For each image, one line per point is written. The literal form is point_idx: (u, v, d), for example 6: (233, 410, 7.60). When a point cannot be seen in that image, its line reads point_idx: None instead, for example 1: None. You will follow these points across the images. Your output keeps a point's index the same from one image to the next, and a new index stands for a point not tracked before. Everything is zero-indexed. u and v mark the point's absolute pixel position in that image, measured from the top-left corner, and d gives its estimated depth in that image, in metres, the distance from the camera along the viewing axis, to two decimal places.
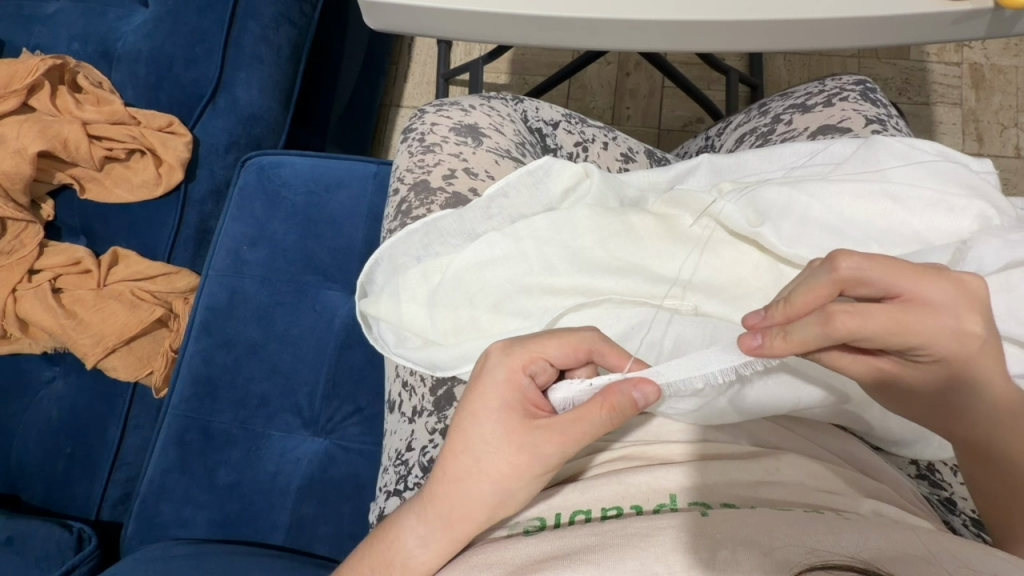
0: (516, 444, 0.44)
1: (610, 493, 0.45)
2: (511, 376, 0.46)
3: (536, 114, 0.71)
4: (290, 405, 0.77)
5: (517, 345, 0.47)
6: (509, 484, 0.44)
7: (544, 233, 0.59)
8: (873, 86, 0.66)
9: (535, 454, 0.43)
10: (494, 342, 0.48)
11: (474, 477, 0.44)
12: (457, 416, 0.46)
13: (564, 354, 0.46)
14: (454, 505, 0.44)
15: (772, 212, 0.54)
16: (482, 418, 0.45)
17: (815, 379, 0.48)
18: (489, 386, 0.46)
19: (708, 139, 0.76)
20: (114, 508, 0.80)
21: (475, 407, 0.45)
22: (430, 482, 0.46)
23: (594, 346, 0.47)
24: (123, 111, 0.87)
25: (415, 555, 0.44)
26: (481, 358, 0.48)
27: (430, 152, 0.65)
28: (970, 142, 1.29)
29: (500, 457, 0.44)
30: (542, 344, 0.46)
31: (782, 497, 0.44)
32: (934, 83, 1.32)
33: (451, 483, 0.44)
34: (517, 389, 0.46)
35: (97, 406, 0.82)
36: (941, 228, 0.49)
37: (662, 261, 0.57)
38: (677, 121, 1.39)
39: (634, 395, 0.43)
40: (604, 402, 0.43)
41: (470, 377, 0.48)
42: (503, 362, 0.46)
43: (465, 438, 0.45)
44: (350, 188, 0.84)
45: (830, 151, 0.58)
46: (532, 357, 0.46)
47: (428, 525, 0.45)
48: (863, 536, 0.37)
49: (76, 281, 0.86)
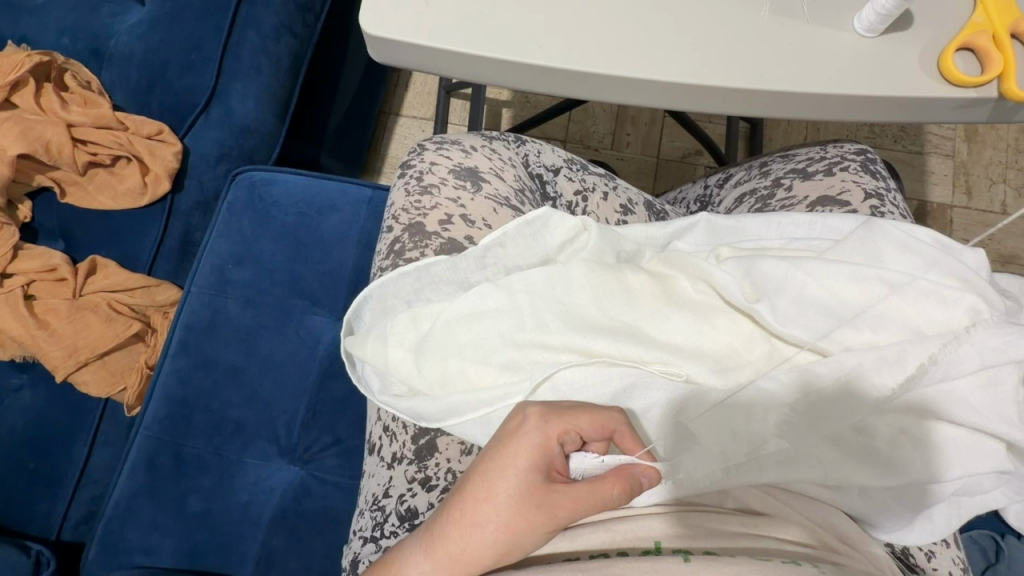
0: (536, 502, 0.43)
1: (597, 540, 0.46)
2: (544, 443, 0.45)
3: (537, 159, 0.70)
4: (267, 433, 0.76)
5: (553, 413, 0.46)
6: (521, 536, 0.43)
7: (539, 287, 0.58)
8: (874, 157, 0.66)
9: (550, 516, 0.43)
10: (531, 402, 0.47)
11: (490, 525, 0.43)
12: (482, 461, 0.45)
13: (594, 430, 0.47)
14: (465, 548, 0.43)
15: (768, 287, 0.54)
16: (510, 473, 0.44)
17: (786, 466, 0.48)
18: (521, 445, 0.45)
19: (706, 188, 0.76)
20: (77, 528, 0.77)
21: (504, 461, 0.44)
22: (444, 520, 0.44)
23: (619, 428, 0.48)
24: (111, 115, 0.84)
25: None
26: (515, 415, 0.47)
27: (426, 194, 0.63)
28: (959, 195, 1.31)
29: (518, 512, 0.43)
30: (577, 417, 0.47)
31: (763, 547, 0.45)
32: (929, 133, 1.34)
33: (467, 527, 0.43)
34: (547, 453, 0.45)
35: (66, 420, 0.80)
36: (933, 319, 0.49)
37: (654, 323, 0.56)
38: (676, 151, 1.40)
39: (642, 480, 0.45)
40: (619, 483, 0.44)
41: (499, 430, 0.47)
42: (540, 429, 0.45)
43: (489, 486, 0.44)
44: (343, 212, 0.82)
45: (830, 225, 0.58)
46: (566, 428, 0.46)
47: (435, 562, 0.43)
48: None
49: (50, 290, 0.82)
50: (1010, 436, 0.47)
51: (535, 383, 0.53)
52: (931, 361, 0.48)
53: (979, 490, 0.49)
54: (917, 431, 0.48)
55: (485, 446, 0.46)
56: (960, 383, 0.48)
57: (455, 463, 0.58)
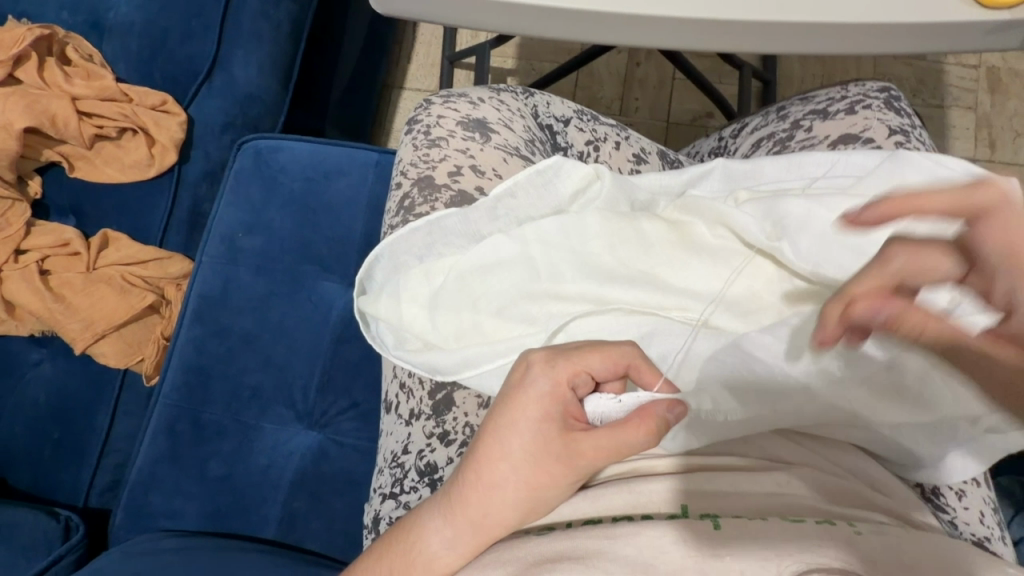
0: (555, 455, 0.43)
1: (620, 504, 0.43)
2: (554, 390, 0.44)
3: (547, 110, 0.68)
4: (283, 398, 0.76)
5: (560, 357, 0.45)
6: (543, 492, 0.43)
7: (553, 237, 0.57)
8: (898, 94, 0.63)
9: (571, 465, 0.43)
10: (534, 349, 0.46)
11: (510, 485, 0.43)
12: (491, 419, 0.44)
13: (606, 368, 0.46)
14: (487, 511, 0.43)
15: (791, 225, 0.52)
16: (523, 428, 0.43)
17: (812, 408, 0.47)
18: (531, 397, 0.44)
19: (720, 140, 0.73)
20: (103, 495, 0.78)
21: (514, 417, 0.43)
22: (462, 484, 0.44)
23: (632, 362, 0.47)
24: (115, 87, 0.83)
25: (440, 557, 0.43)
26: (518, 366, 0.46)
27: (435, 147, 0.62)
28: (982, 148, 1.27)
29: (538, 468, 0.43)
30: (586, 358, 0.45)
31: (794, 504, 0.42)
32: (950, 85, 1.29)
33: (486, 489, 0.43)
34: (559, 401, 0.44)
35: (87, 391, 0.81)
36: None
37: (672, 270, 0.55)
38: (686, 114, 1.36)
39: (668, 416, 0.43)
40: (645, 425, 0.42)
41: (504, 384, 0.46)
42: (547, 375, 0.44)
43: (503, 444, 0.43)
44: (350, 176, 0.81)
45: (853, 162, 0.56)
46: (576, 370, 0.45)
47: (458, 527, 0.43)
48: (864, 555, 0.35)
49: (66, 264, 0.83)
50: None
51: (551, 333, 0.53)
52: None
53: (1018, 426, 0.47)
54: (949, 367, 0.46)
55: (493, 403, 0.46)
56: None
57: (473, 417, 0.57)
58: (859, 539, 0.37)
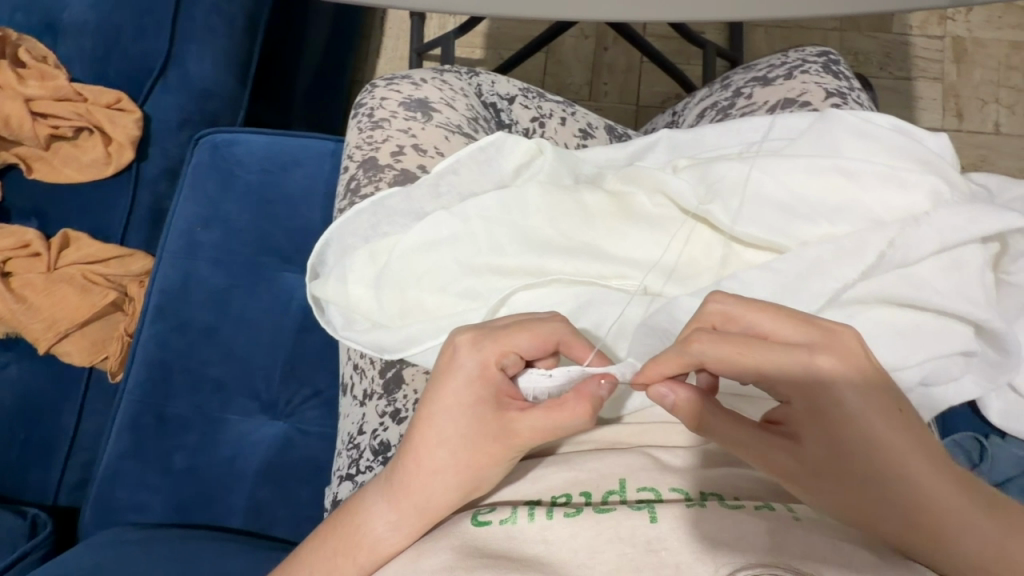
0: (492, 436, 0.42)
1: (560, 480, 0.43)
2: (484, 372, 0.43)
3: (491, 89, 0.70)
4: (246, 389, 0.76)
5: (487, 338, 0.43)
6: (484, 472, 0.42)
7: (494, 213, 0.57)
8: (836, 58, 0.64)
9: (510, 445, 0.41)
10: (462, 330, 0.44)
11: (448, 468, 0.42)
12: (425, 404, 0.43)
13: (535, 347, 0.44)
14: (430, 495, 0.42)
15: (722, 188, 0.52)
16: (457, 413, 0.42)
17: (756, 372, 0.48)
18: (461, 380, 0.43)
19: (673, 115, 0.73)
20: (71, 493, 0.79)
21: (447, 402, 0.42)
22: (401, 470, 0.43)
23: (563, 338, 0.44)
24: (69, 87, 0.85)
25: (385, 539, 0.42)
26: (446, 349, 0.44)
27: (378, 129, 0.63)
28: (950, 119, 1.21)
29: (476, 449, 0.42)
30: (513, 338, 0.43)
31: (737, 482, 0.42)
32: (916, 57, 1.25)
33: (426, 473, 0.42)
34: (489, 383, 0.43)
35: (53, 391, 0.81)
36: (892, 205, 0.48)
37: (612, 241, 0.55)
38: (655, 97, 1.35)
39: (601, 393, 0.41)
40: (580, 407, 0.40)
41: (434, 368, 0.45)
42: (475, 357, 0.43)
43: (438, 428, 0.42)
44: (307, 167, 0.82)
45: (787, 125, 0.56)
46: (503, 350, 0.43)
47: (401, 512, 0.42)
48: (804, 547, 0.35)
49: (28, 265, 0.84)
50: (976, 317, 0.46)
51: (493, 306, 0.53)
52: (890, 246, 0.46)
53: (949, 377, 0.48)
54: (878, 318, 0.47)
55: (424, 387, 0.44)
56: (922, 266, 0.47)
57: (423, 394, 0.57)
58: (796, 525, 0.37)
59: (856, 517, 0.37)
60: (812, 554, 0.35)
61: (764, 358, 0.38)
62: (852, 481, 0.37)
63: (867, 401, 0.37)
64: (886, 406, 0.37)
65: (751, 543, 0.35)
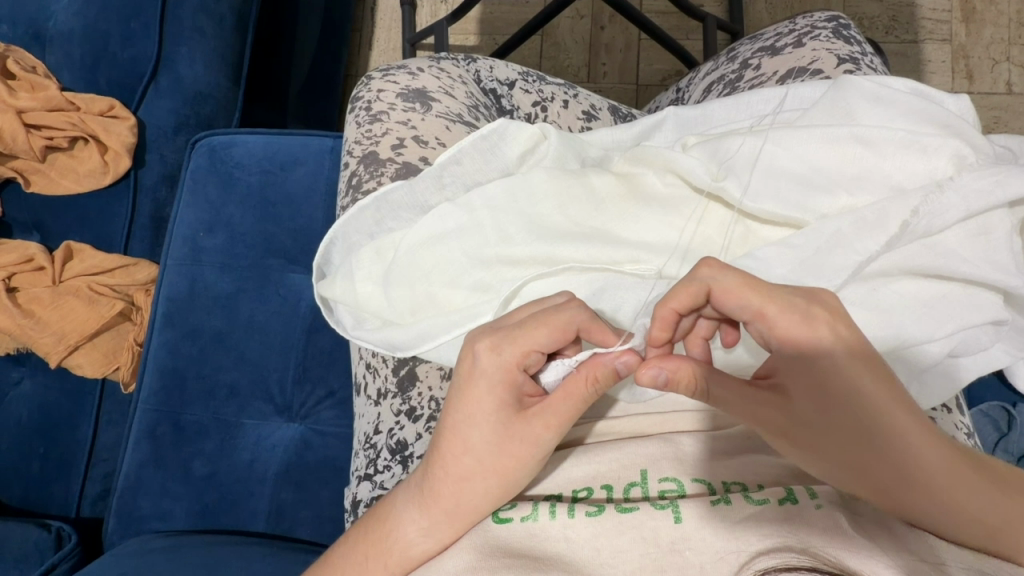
0: (518, 437, 0.41)
1: (580, 474, 0.43)
2: (506, 374, 0.41)
3: (490, 74, 0.69)
4: (260, 393, 0.76)
5: (505, 341, 0.41)
6: (515, 475, 0.41)
7: (500, 201, 0.55)
8: (847, 22, 0.62)
9: (537, 444, 0.41)
10: (479, 335, 0.42)
11: (479, 475, 0.41)
12: (448, 412, 0.42)
13: (555, 341, 0.41)
14: (459, 501, 0.41)
15: (735, 165, 0.50)
16: (481, 421, 0.41)
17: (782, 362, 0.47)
18: (482, 386, 0.41)
19: (678, 91, 0.72)
20: (94, 504, 0.79)
21: (472, 410, 0.41)
22: (431, 478, 0.42)
23: (583, 325, 0.41)
24: (60, 96, 0.83)
25: (416, 545, 0.41)
26: (465, 354, 0.42)
27: (377, 122, 0.62)
28: (960, 81, 1.18)
29: (503, 454, 0.41)
30: (530, 335, 0.41)
31: (759, 468, 0.41)
32: (923, 19, 1.20)
33: (457, 481, 0.41)
34: (512, 385, 0.41)
35: (68, 404, 0.81)
36: (914, 171, 0.46)
37: (624, 224, 0.53)
38: (656, 75, 1.31)
39: (617, 366, 0.39)
40: (588, 373, 0.39)
41: (455, 374, 0.43)
42: (496, 361, 0.41)
43: (465, 438, 0.41)
44: (306, 164, 0.80)
45: (799, 95, 0.55)
46: (525, 351, 0.41)
47: (433, 519, 0.41)
48: (824, 530, 0.34)
49: (32, 279, 0.84)
50: (1007, 284, 0.45)
51: (505, 298, 0.51)
52: (914, 214, 0.44)
53: (977, 347, 0.46)
54: (903, 289, 0.45)
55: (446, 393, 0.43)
56: (947, 235, 0.45)
57: (437, 390, 0.57)
58: (819, 513, 0.35)
59: (843, 470, 0.36)
60: (831, 531, 0.34)
61: (764, 302, 0.36)
62: (839, 435, 0.36)
63: (858, 363, 0.36)
64: (874, 366, 0.36)
65: (775, 530, 0.35)
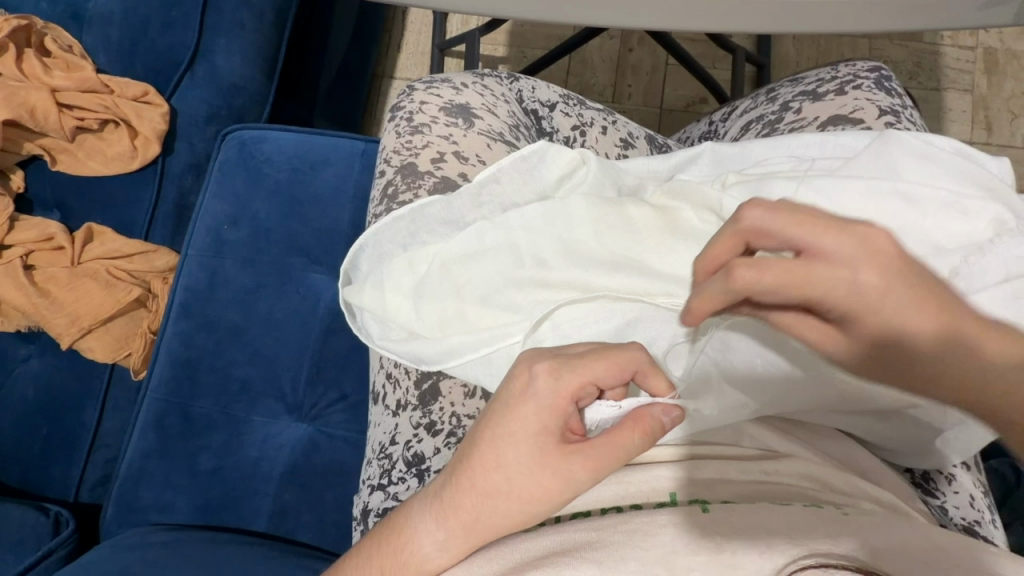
0: (550, 469, 0.40)
1: (608, 493, 0.42)
2: (557, 402, 0.41)
3: (532, 94, 0.69)
4: (271, 390, 0.75)
5: (565, 367, 0.41)
6: (536, 505, 0.40)
7: (539, 223, 0.56)
8: (889, 73, 0.63)
9: (567, 482, 0.40)
10: (539, 357, 0.42)
11: (504, 495, 0.40)
12: (487, 425, 0.42)
13: (611, 376, 0.42)
14: (480, 517, 0.40)
15: (778, 209, 0.51)
16: (520, 439, 0.40)
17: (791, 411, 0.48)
18: (531, 406, 0.41)
19: (712, 124, 0.72)
20: (93, 490, 0.78)
21: (514, 427, 0.41)
22: (454, 486, 0.41)
23: (640, 367, 0.42)
24: (94, 78, 0.83)
25: (431, 559, 0.41)
26: (521, 372, 0.42)
27: (418, 134, 0.62)
28: (979, 131, 1.19)
29: (533, 481, 0.40)
30: (591, 367, 0.41)
31: (782, 491, 0.42)
32: (946, 67, 1.22)
33: (480, 496, 0.40)
34: (560, 415, 0.41)
35: (75, 387, 0.81)
36: (954, 232, 0.47)
37: (660, 256, 0.53)
38: (680, 100, 1.32)
39: (663, 419, 0.40)
40: (639, 427, 0.40)
41: (503, 390, 0.43)
42: (551, 387, 0.41)
43: (497, 454, 0.40)
44: (337, 166, 0.80)
45: (841, 142, 0.55)
46: (582, 382, 0.41)
47: (448, 530, 0.41)
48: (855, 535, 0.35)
49: (49, 259, 0.83)
50: None
51: (535, 321, 0.51)
52: (952, 274, 0.45)
53: None
54: None
55: (491, 404, 0.43)
56: None
57: (459, 407, 0.56)
58: (844, 518, 0.37)
59: None
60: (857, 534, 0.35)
61: None
62: None
63: None
64: None
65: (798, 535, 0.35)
